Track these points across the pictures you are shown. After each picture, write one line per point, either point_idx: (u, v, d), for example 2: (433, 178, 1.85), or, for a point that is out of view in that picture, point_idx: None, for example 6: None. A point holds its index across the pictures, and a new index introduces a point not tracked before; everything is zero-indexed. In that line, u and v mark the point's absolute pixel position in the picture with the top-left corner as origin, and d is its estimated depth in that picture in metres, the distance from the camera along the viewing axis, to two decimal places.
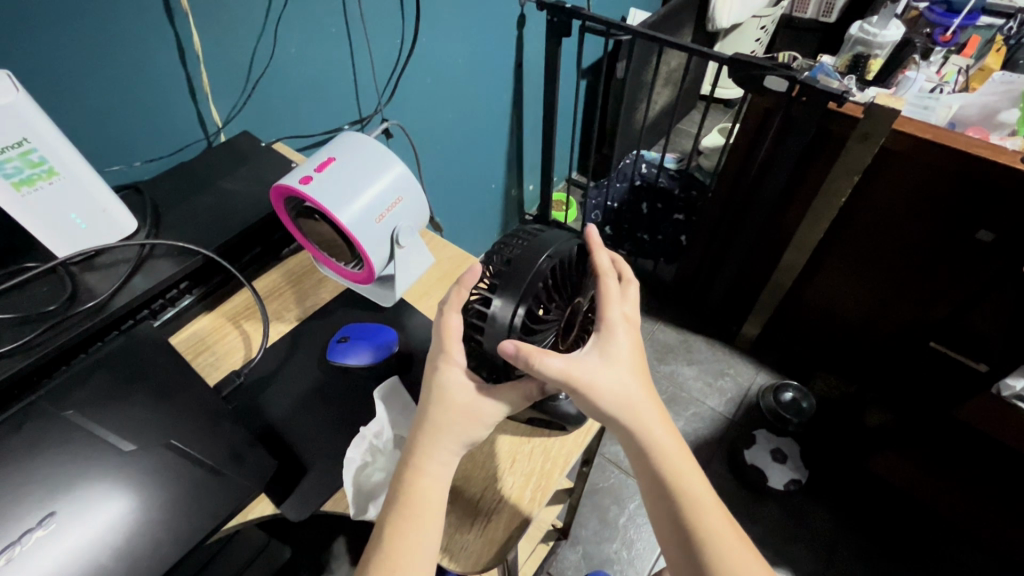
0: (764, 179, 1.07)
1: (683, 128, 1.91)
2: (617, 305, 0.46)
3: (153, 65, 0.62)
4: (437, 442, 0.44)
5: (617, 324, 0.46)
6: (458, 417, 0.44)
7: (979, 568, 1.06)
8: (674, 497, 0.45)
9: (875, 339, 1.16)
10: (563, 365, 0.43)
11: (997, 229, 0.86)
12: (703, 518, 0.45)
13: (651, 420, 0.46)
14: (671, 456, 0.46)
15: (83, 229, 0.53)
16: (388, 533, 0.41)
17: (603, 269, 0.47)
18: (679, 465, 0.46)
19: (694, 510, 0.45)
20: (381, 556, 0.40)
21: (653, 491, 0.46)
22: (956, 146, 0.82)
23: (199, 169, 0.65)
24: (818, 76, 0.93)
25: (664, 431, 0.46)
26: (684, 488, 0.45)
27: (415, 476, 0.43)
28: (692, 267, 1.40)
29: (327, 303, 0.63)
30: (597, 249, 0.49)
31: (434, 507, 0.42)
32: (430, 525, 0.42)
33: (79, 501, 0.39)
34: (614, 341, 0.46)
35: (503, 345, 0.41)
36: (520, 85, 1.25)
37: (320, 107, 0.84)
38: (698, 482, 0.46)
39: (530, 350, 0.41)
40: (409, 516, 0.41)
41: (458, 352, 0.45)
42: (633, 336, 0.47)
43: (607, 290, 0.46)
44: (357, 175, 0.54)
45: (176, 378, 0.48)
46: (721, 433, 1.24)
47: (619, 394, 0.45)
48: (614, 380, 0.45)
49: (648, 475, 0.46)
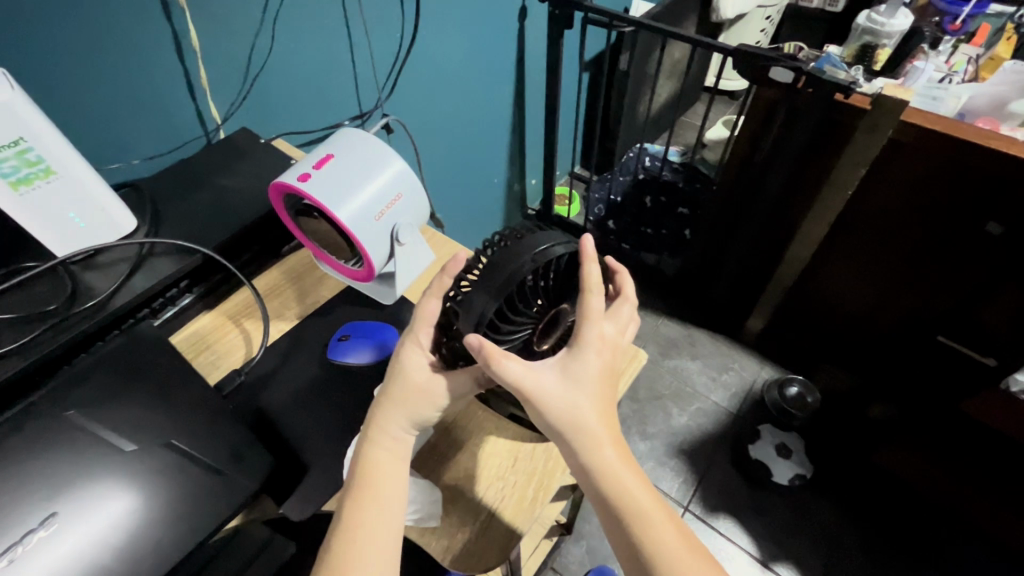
0: (768, 172, 1.06)
1: (687, 120, 1.89)
2: (594, 325, 0.44)
3: (150, 60, 0.61)
4: (392, 414, 0.45)
5: (588, 344, 0.44)
6: (412, 392, 0.45)
7: (984, 563, 1.06)
8: (627, 531, 0.41)
9: (880, 333, 1.14)
10: (517, 372, 0.42)
11: (1007, 222, 0.84)
12: (658, 558, 0.39)
13: (607, 448, 0.43)
14: (629, 489, 0.42)
15: (82, 228, 0.53)
16: (347, 506, 0.41)
17: (590, 284, 0.44)
18: (636, 501, 0.41)
19: (648, 549, 0.40)
20: (341, 530, 0.40)
21: (607, 523, 0.42)
22: (966, 138, 0.81)
23: (198, 166, 0.65)
24: (826, 66, 0.91)
25: (622, 462, 0.43)
26: (639, 525, 0.41)
27: (369, 448, 0.43)
28: (696, 261, 1.38)
29: (327, 301, 0.63)
30: (588, 261, 0.45)
31: (391, 481, 0.42)
32: (390, 495, 0.42)
33: (80, 501, 0.39)
34: (579, 358, 0.44)
35: (467, 339, 0.41)
36: (521, 77, 1.24)
37: (319, 102, 0.83)
38: (662, 523, 0.41)
39: (493, 349, 0.41)
40: (366, 489, 0.42)
41: (426, 329, 0.46)
42: (605, 359, 0.45)
43: (587, 307, 0.44)
44: (355, 172, 0.53)
45: (175, 377, 0.48)
46: (725, 427, 1.24)
47: (572, 413, 0.43)
48: (568, 398, 0.43)
49: (601, 511, 0.43)
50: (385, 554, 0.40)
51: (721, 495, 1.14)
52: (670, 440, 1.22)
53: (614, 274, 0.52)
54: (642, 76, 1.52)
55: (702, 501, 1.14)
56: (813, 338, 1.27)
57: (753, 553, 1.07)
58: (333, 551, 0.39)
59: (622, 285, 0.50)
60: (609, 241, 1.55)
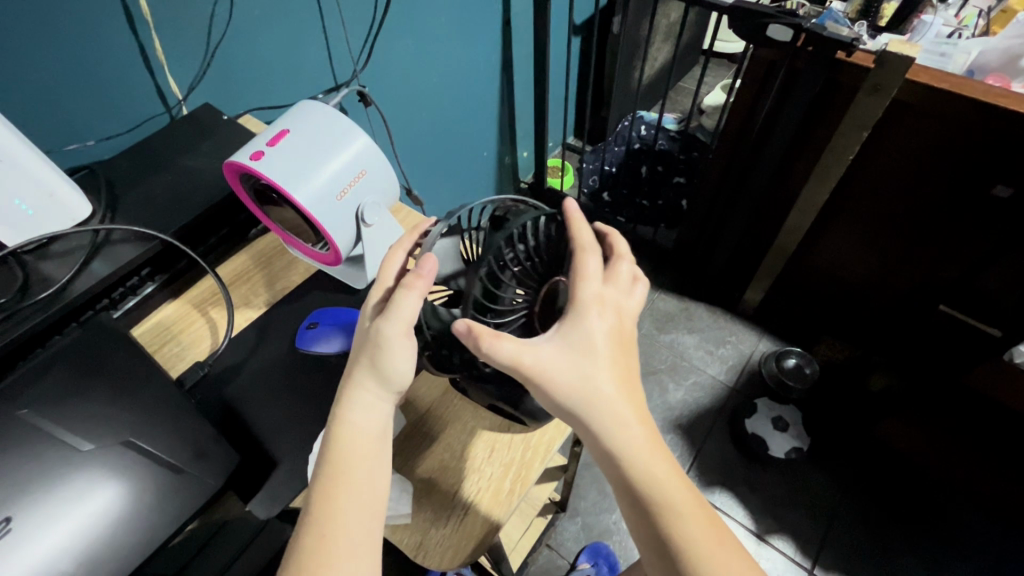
0: (767, 138, 1.02)
1: (683, 86, 1.82)
2: (591, 285, 0.41)
3: (99, 32, 0.57)
4: (358, 383, 0.40)
5: (588, 308, 0.41)
6: (381, 347, 0.40)
7: (979, 530, 1.06)
8: (646, 506, 0.39)
9: (880, 303, 1.11)
10: (513, 351, 0.39)
11: (1016, 184, 0.81)
12: (681, 530, 0.39)
13: (623, 421, 0.40)
14: (645, 463, 0.40)
15: (30, 215, 0.49)
16: (318, 495, 0.38)
17: (581, 244, 0.42)
18: (656, 475, 0.40)
19: (671, 523, 0.39)
20: (313, 519, 0.37)
21: (624, 496, 0.41)
22: (976, 96, 0.76)
23: (157, 145, 0.61)
24: (828, 21, 0.85)
25: (640, 435, 0.40)
26: (660, 500, 0.39)
27: (340, 430, 0.40)
28: (693, 232, 1.34)
29: (297, 286, 0.60)
30: (575, 224, 0.43)
31: (360, 462, 0.39)
32: (368, 479, 0.39)
33: (35, 505, 0.37)
34: (580, 324, 0.41)
35: (455, 325, 0.38)
36: (508, 42, 1.17)
37: (289, 74, 0.78)
38: (682, 493, 0.40)
39: (482, 331, 0.38)
40: (335, 476, 0.39)
41: (389, 280, 0.44)
42: (609, 321, 0.42)
43: (582, 267, 0.41)
44: (314, 149, 0.50)
45: (137, 370, 0.46)
46: (722, 402, 1.22)
47: (584, 388, 0.40)
48: (575, 372, 0.40)
49: (619, 488, 0.41)
50: (369, 544, 0.38)
51: (717, 470, 1.13)
52: (667, 415, 1.21)
53: (604, 238, 0.48)
54: (636, 39, 1.45)
55: (700, 476, 1.13)
56: (812, 309, 1.25)
57: (749, 527, 1.07)
58: (306, 548, 0.36)
59: (614, 245, 0.46)
60: (606, 213, 1.51)
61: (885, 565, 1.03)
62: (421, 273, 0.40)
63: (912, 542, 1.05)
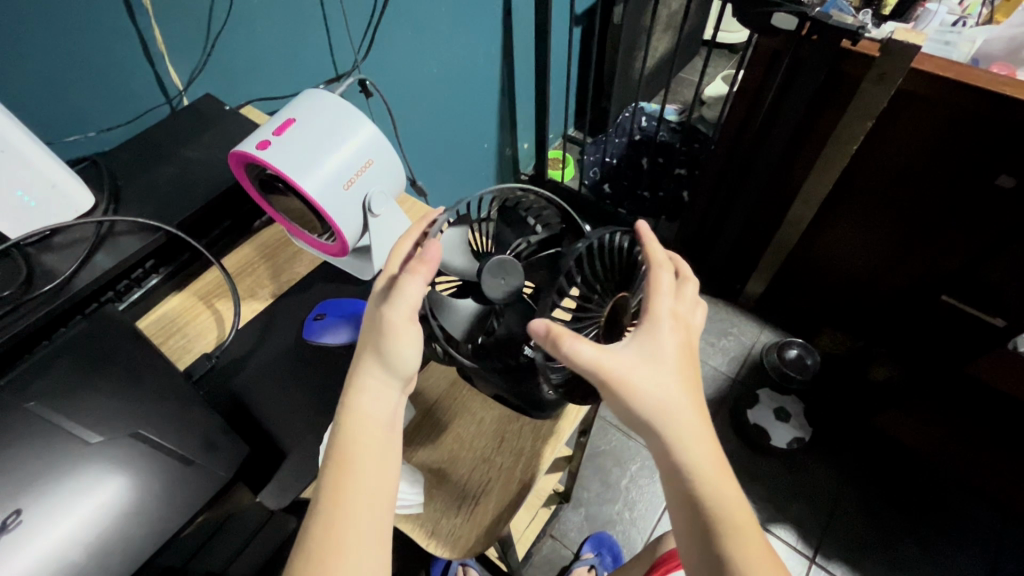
0: (770, 128, 1.01)
1: (684, 76, 1.82)
2: (667, 299, 0.42)
3: (98, 21, 0.56)
4: (366, 371, 0.41)
5: (664, 321, 0.41)
6: (386, 332, 0.40)
7: (979, 517, 1.07)
8: (707, 522, 0.40)
9: (883, 293, 1.12)
10: (592, 355, 0.39)
11: (1019, 174, 0.81)
12: (741, 551, 0.39)
13: (693, 435, 0.41)
14: (709, 478, 0.40)
15: (32, 207, 0.49)
16: (326, 484, 0.38)
17: (654, 261, 0.43)
18: (720, 490, 0.40)
19: (730, 541, 0.39)
20: (321, 508, 0.37)
21: (683, 508, 0.41)
22: (980, 84, 0.76)
23: (159, 136, 0.61)
24: (833, 8, 0.84)
25: (708, 450, 0.41)
26: (723, 517, 0.40)
27: (347, 420, 0.40)
28: (693, 226, 1.31)
29: (303, 278, 0.60)
30: (650, 243, 0.44)
31: (366, 450, 0.39)
32: (376, 469, 0.39)
33: (47, 497, 0.37)
34: (655, 336, 0.41)
35: (533, 325, 0.38)
36: (509, 32, 1.16)
37: (289, 64, 0.77)
38: (741, 511, 0.41)
39: (562, 332, 0.38)
40: (343, 465, 0.38)
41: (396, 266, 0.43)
42: (681, 336, 0.42)
43: (657, 282, 0.42)
44: (320, 138, 0.49)
45: (142, 361, 0.45)
46: (723, 392, 1.23)
47: (659, 398, 0.40)
48: (649, 381, 0.40)
49: (678, 498, 0.41)
50: (375, 535, 0.37)
51: None
52: None
53: None
54: (637, 29, 1.44)
55: None
56: (813, 299, 1.25)
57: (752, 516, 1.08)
58: (313, 538, 0.36)
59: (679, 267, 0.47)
60: (608, 205, 1.51)
61: (886, 554, 1.04)
62: (425, 258, 0.41)
63: (914, 531, 1.06)
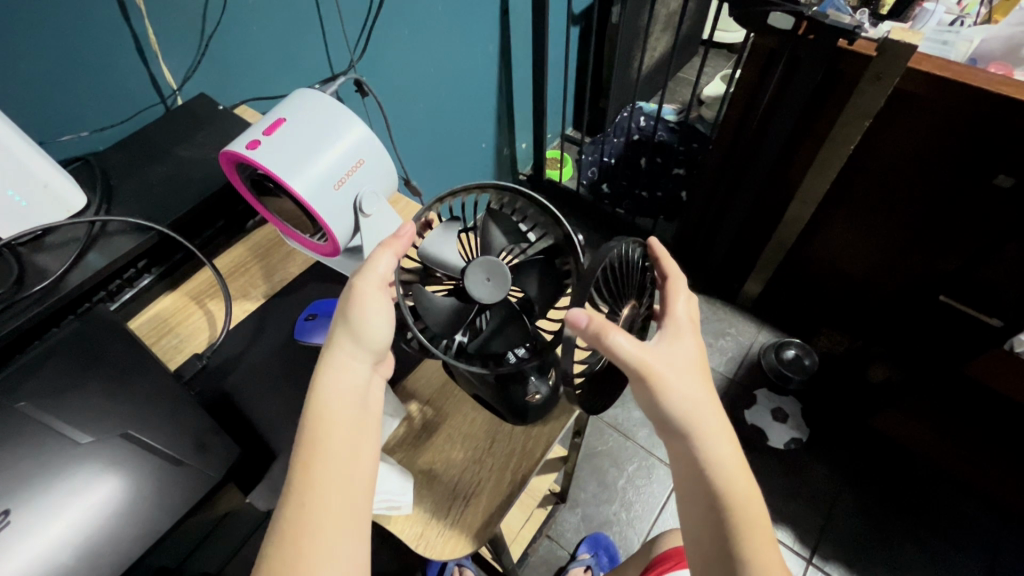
0: (768, 128, 1.01)
1: (683, 76, 1.82)
2: (685, 305, 0.45)
3: (91, 21, 0.56)
4: (337, 350, 0.42)
5: (683, 325, 0.44)
6: (357, 302, 0.42)
7: (977, 518, 1.06)
8: (729, 523, 0.40)
9: (880, 293, 1.11)
10: (628, 348, 0.40)
11: (1017, 174, 0.81)
12: (764, 552, 0.40)
13: (718, 434, 0.42)
14: (732, 479, 0.41)
15: (24, 207, 0.49)
16: (297, 471, 0.38)
17: (672, 272, 0.46)
18: (744, 492, 0.41)
19: (753, 542, 0.40)
20: (292, 496, 0.37)
21: (705, 510, 0.41)
22: (977, 84, 0.75)
23: (153, 136, 0.60)
24: (830, 8, 0.84)
25: (730, 450, 0.42)
26: (746, 518, 0.40)
27: (317, 403, 0.40)
28: (692, 227, 1.33)
29: (295, 278, 0.60)
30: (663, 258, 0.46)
31: (336, 432, 0.39)
32: (347, 453, 0.39)
33: (35, 498, 0.37)
34: (679, 337, 0.43)
35: (573, 316, 0.38)
36: (506, 31, 1.16)
37: (284, 64, 0.77)
38: (761, 514, 0.41)
39: (602, 322, 0.38)
40: (313, 450, 0.38)
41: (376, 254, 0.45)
42: (699, 341, 0.45)
43: (676, 289, 0.45)
44: (310, 138, 0.49)
45: (133, 362, 0.45)
46: (721, 392, 1.23)
47: (686, 394, 0.41)
48: (677, 377, 0.41)
49: (701, 500, 0.42)
50: (345, 516, 0.37)
51: None
52: None
53: None
54: (635, 29, 1.43)
55: None
56: (811, 299, 1.25)
57: None
58: (285, 520, 0.36)
59: None
60: (606, 205, 1.51)
61: (883, 555, 1.03)
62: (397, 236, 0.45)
63: (911, 532, 1.05)
